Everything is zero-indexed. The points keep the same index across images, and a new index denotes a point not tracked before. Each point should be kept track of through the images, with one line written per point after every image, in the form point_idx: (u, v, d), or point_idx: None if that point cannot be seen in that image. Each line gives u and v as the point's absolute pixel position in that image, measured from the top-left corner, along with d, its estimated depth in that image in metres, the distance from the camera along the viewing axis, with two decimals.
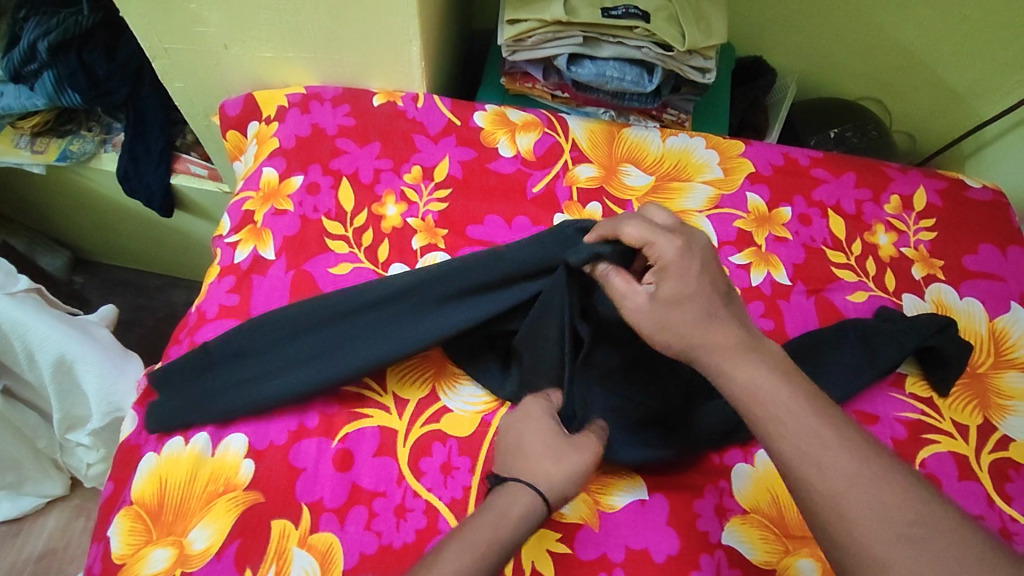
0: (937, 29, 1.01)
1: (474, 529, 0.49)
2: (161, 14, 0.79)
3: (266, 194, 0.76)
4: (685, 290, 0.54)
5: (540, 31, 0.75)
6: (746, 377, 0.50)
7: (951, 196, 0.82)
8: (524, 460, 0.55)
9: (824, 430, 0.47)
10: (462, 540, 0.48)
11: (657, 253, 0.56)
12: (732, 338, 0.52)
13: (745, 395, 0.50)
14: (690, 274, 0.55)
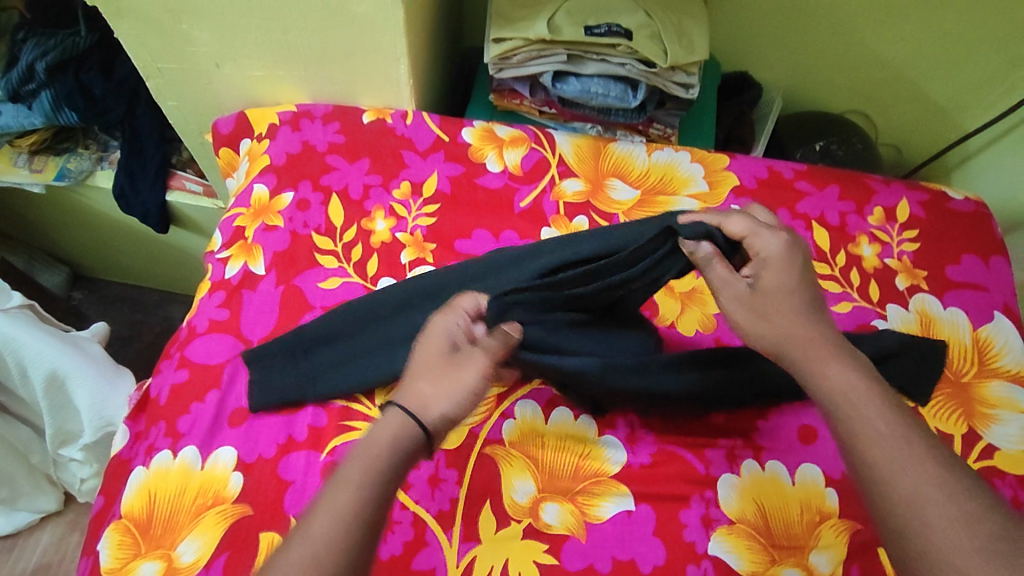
0: (918, 43, 1.02)
1: (350, 466, 0.47)
2: (154, 34, 0.81)
3: (257, 210, 0.77)
4: (786, 287, 0.57)
5: (525, 49, 0.77)
6: (838, 378, 0.53)
7: (933, 207, 0.83)
8: (405, 383, 0.51)
9: (912, 438, 0.49)
10: (339, 481, 0.46)
11: (758, 250, 0.59)
12: (825, 338, 0.55)
13: (839, 397, 0.52)
14: (794, 273, 0.58)
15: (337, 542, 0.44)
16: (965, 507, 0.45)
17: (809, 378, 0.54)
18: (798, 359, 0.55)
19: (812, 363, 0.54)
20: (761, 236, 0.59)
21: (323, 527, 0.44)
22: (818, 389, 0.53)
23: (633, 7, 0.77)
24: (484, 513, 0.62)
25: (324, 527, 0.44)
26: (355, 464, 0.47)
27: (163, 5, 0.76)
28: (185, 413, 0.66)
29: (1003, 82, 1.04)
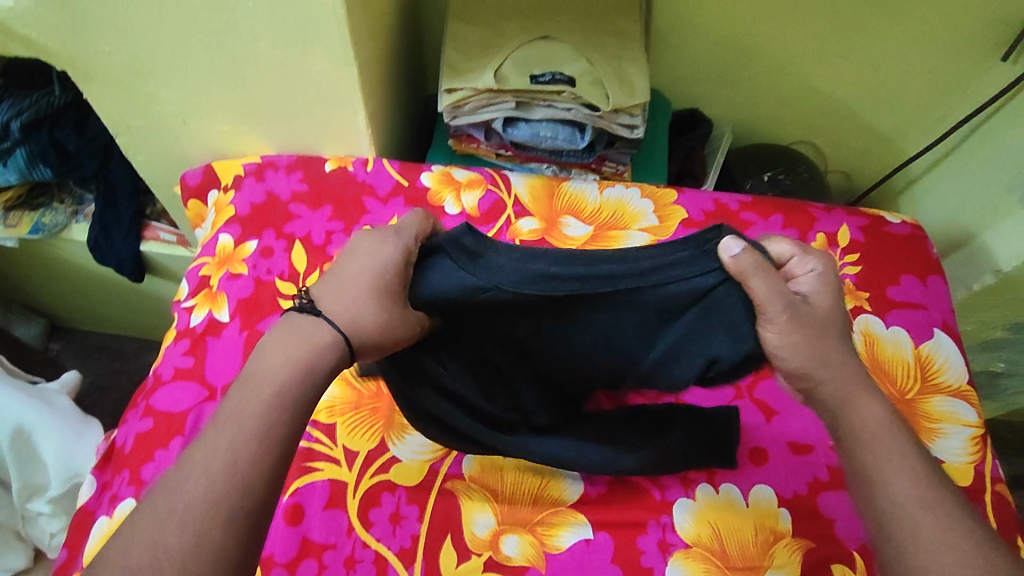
0: (853, 77, 1.09)
1: (249, 390, 0.47)
2: (122, 95, 0.84)
3: (222, 258, 0.80)
4: (829, 317, 0.55)
5: (475, 98, 0.83)
6: (869, 415, 0.53)
7: (873, 232, 0.88)
8: (337, 299, 0.51)
9: (925, 472, 0.51)
10: (239, 403, 0.47)
11: (809, 271, 0.55)
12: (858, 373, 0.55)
13: (860, 429, 0.53)
14: (835, 304, 0.55)
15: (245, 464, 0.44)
16: (962, 528, 0.48)
17: (839, 412, 0.54)
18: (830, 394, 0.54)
19: (844, 397, 0.54)
20: (808, 261, 0.55)
21: (227, 450, 0.44)
22: (847, 421, 0.54)
23: (575, 56, 0.83)
24: (445, 547, 0.63)
25: (228, 449, 0.45)
26: (257, 385, 0.47)
27: (129, 67, 0.80)
28: (149, 461, 0.67)
29: (936, 110, 1.10)
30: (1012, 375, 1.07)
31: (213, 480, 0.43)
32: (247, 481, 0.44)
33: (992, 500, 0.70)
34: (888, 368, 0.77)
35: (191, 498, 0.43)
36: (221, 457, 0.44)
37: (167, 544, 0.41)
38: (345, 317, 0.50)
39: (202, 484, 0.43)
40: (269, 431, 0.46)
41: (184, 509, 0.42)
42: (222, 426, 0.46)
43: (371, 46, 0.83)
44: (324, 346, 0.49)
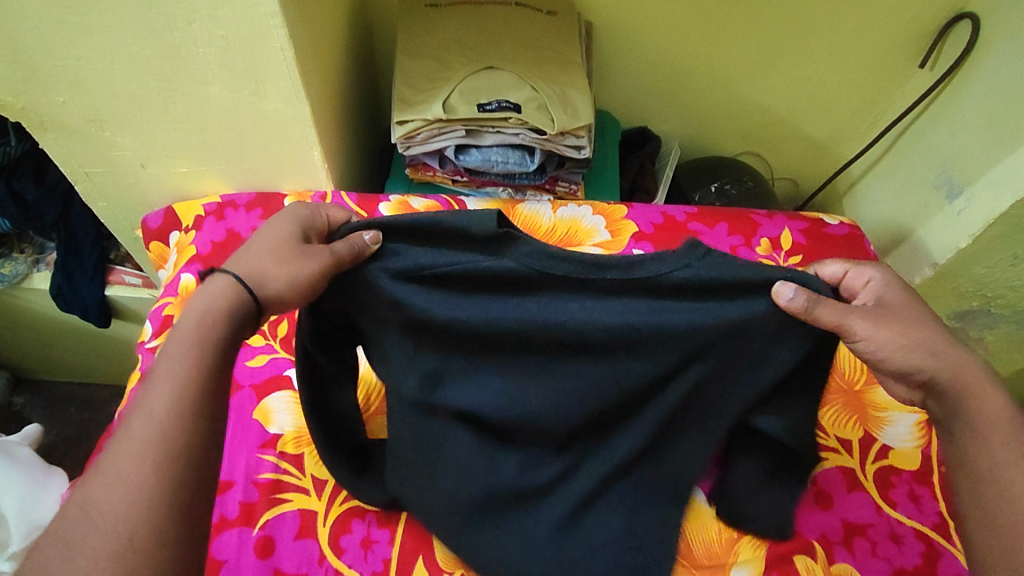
0: (789, 90, 1.15)
1: (178, 348, 0.51)
2: (78, 142, 0.86)
3: (185, 297, 0.81)
4: (909, 313, 0.57)
5: (426, 128, 0.86)
6: (990, 407, 0.56)
7: (814, 234, 0.92)
8: (253, 254, 0.55)
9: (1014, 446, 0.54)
10: (168, 358, 0.50)
11: (867, 280, 0.58)
12: (963, 352, 0.57)
13: (984, 422, 0.55)
14: (906, 299, 0.58)
15: (182, 409, 0.48)
16: None
17: (960, 404, 0.56)
18: (946, 378, 0.56)
19: (959, 378, 0.56)
20: (863, 270, 0.58)
21: (162, 399, 0.48)
22: (970, 420, 0.55)
23: (520, 84, 0.87)
24: (418, 566, 0.64)
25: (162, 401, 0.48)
26: (181, 342, 0.51)
27: (84, 116, 0.82)
28: None
29: (868, 116, 1.17)
30: None
31: (155, 418, 0.47)
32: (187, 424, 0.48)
33: (940, 481, 0.73)
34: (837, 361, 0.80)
35: (136, 446, 0.46)
36: (160, 408, 0.48)
37: (122, 489, 0.45)
38: (240, 265, 0.55)
39: (147, 431, 0.47)
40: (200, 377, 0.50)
41: (131, 459, 0.46)
42: (156, 384, 0.49)
43: (324, 85, 0.86)
44: (228, 290, 0.54)
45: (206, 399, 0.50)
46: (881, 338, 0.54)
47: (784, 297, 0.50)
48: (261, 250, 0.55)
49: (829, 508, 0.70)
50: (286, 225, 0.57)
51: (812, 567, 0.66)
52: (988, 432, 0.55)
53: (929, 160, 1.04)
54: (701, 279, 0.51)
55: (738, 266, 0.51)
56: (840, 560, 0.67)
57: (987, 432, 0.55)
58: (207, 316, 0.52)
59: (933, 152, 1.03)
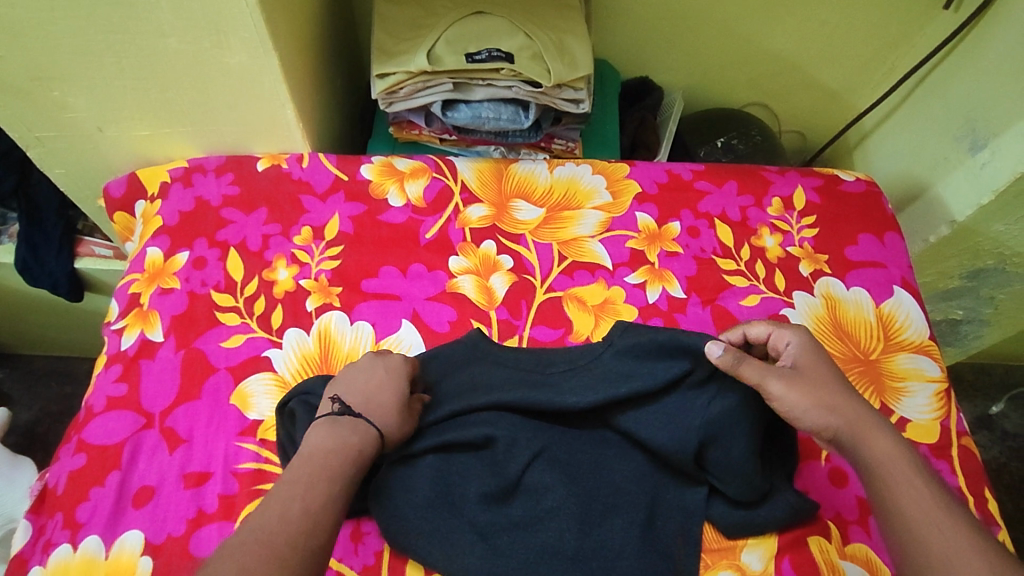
0: (800, 35, 1.07)
1: (328, 455, 0.52)
2: (26, 103, 0.77)
3: (152, 274, 0.75)
4: (824, 371, 0.60)
5: (409, 82, 0.79)
6: (885, 448, 0.56)
7: (827, 192, 0.86)
8: (376, 411, 0.58)
9: (920, 488, 0.53)
10: (304, 464, 0.51)
11: (787, 342, 0.62)
12: (865, 411, 0.59)
13: (877, 462, 0.55)
14: (820, 360, 0.61)
15: (325, 514, 0.49)
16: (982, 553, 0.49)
17: (854, 446, 0.57)
18: (845, 432, 0.57)
19: (856, 429, 0.57)
20: (784, 333, 0.62)
21: (299, 506, 0.48)
22: (863, 459, 0.56)
23: (512, 31, 0.79)
24: (410, 562, 0.60)
25: (302, 507, 0.48)
26: (318, 456, 0.52)
27: (27, 74, 0.73)
28: (85, 501, 0.61)
29: (884, 63, 1.10)
30: (971, 321, 1.12)
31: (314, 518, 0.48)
32: (327, 526, 0.48)
33: (959, 455, 0.69)
34: (852, 331, 0.75)
35: (275, 549, 0.45)
36: (296, 514, 0.47)
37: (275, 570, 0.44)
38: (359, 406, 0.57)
39: (291, 530, 0.46)
40: (338, 485, 0.51)
41: (285, 543, 0.46)
42: (293, 492, 0.49)
43: (295, 36, 0.78)
44: (367, 437, 0.55)
45: (344, 499, 0.51)
46: (795, 395, 0.58)
47: (715, 356, 0.60)
48: (389, 410, 0.58)
49: (844, 486, 0.66)
50: (403, 386, 0.60)
51: (827, 550, 0.62)
52: (890, 477, 0.54)
53: (951, 109, 0.97)
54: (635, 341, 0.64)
55: (662, 339, 0.63)
56: (856, 540, 0.63)
57: (888, 476, 0.54)
58: (362, 456, 0.54)
59: (956, 102, 0.96)
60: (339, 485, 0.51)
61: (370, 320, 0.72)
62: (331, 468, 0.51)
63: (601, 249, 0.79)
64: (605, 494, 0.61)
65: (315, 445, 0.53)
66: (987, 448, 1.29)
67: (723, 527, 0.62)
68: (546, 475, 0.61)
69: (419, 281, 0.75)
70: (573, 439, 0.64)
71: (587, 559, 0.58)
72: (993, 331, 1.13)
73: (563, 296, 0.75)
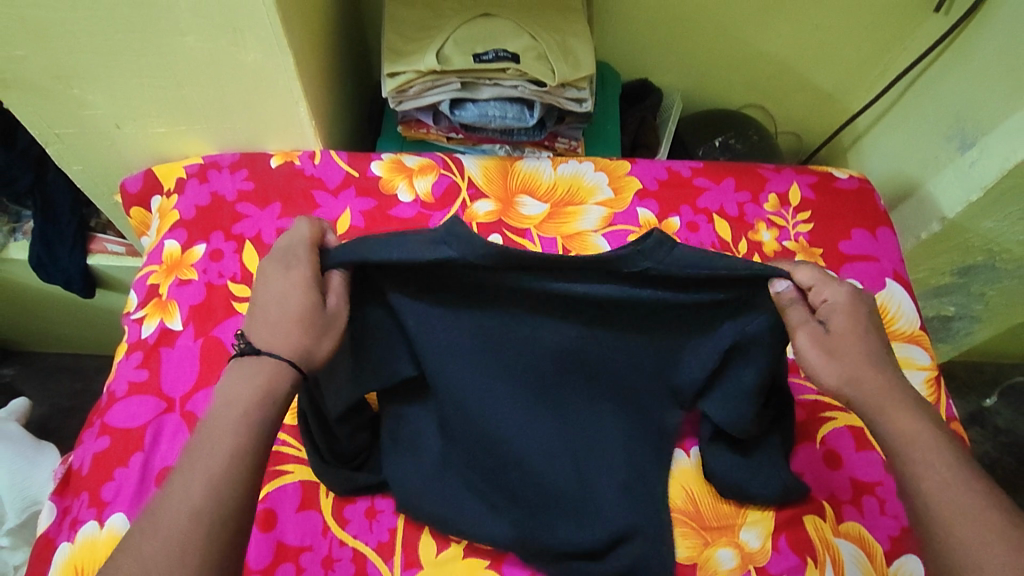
0: (795, 38, 1.10)
1: (224, 409, 0.48)
2: (47, 101, 0.80)
3: (169, 266, 0.77)
4: (855, 337, 0.55)
5: (419, 81, 0.82)
6: (909, 426, 0.52)
7: (822, 188, 0.89)
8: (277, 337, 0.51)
9: (955, 472, 0.49)
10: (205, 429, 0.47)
11: (823, 299, 0.56)
12: (892, 384, 0.54)
13: (902, 444, 0.52)
14: (859, 326, 0.56)
15: (230, 481, 0.45)
16: None
17: (876, 421, 0.53)
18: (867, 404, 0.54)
19: (875, 405, 0.54)
20: (826, 289, 0.56)
21: (201, 474, 0.45)
22: (886, 435, 0.53)
23: (518, 32, 0.82)
24: (423, 537, 0.63)
25: (203, 475, 0.45)
26: (218, 409, 0.48)
27: (50, 72, 0.76)
28: (110, 481, 0.64)
29: (876, 66, 1.13)
30: (962, 318, 1.15)
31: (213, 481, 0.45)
32: (235, 494, 0.45)
33: None
34: None
35: (177, 533, 0.43)
36: (195, 488, 0.44)
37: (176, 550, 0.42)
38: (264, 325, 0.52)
39: (194, 504, 0.44)
40: (245, 440, 0.47)
41: (186, 521, 0.43)
42: (191, 461, 0.46)
43: (308, 37, 0.81)
44: (275, 371, 0.50)
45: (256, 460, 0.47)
46: (812, 355, 0.55)
47: (776, 290, 0.57)
48: (290, 326, 0.51)
49: (839, 468, 0.68)
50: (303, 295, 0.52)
51: (823, 528, 0.65)
52: (920, 456, 0.50)
53: (942, 109, 1.00)
54: (675, 270, 0.53)
55: (718, 263, 0.53)
56: (849, 518, 0.66)
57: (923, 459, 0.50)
58: (267, 393, 0.49)
59: (946, 102, 0.99)
60: (245, 437, 0.47)
61: None
62: (231, 421, 0.47)
63: (604, 243, 0.81)
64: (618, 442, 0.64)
65: (222, 396, 0.49)
66: (979, 444, 1.32)
67: (719, 490, 0.65)
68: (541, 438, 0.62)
69: None
70: (572, 401, 0.63)
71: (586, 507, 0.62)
72: (983, 328, 1.16)
73: None
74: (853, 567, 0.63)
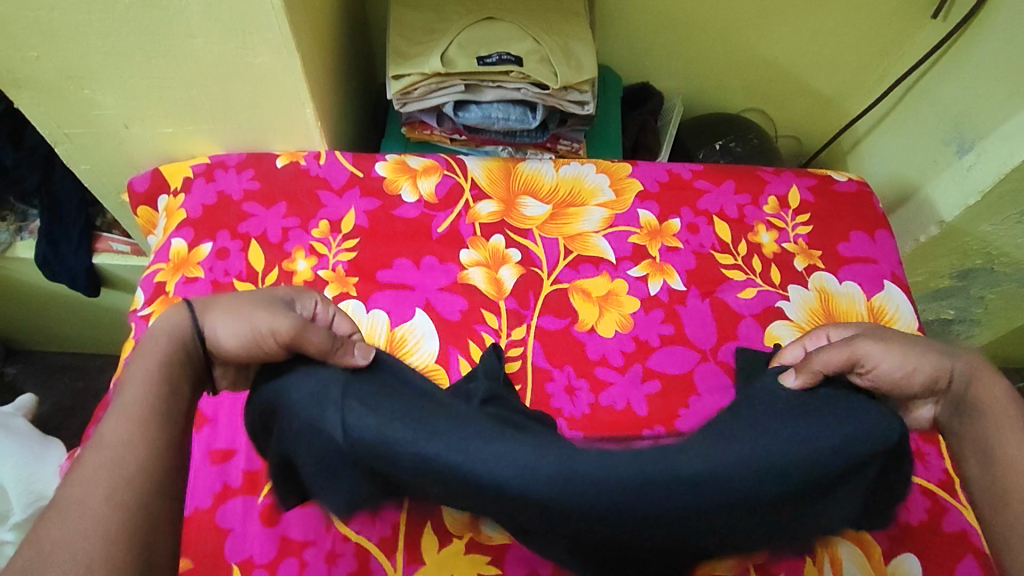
0: (795, 43, 1.11)
1: (143, 359, 0.51)
2: (57, 101, 0.81)
3: (176, 263, 0.78)
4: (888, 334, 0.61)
5: (423, 83, 0.83)
6: (986, 389, 0.57)
7: (821, 191, 0.90)
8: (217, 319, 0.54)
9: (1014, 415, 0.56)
10: (117, 409, 0.48)
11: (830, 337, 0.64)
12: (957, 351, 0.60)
13: (986, 402, 0.57)
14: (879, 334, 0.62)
15: (144, 423, 0.47)
16: None
17: (971, 395, 0.57)
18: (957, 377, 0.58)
19: (965, 373, 0.58)
20: (821, 332, 0.65)
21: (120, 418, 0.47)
22: (981, 405, 0.57)
23: (521, 35, 0.83)
24: (426, 534, 0.63)
25: (121, 417, 0.47)
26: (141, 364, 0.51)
27: (61, 73, 0.77)
28: None
29: (875, 70, 1.14)
30: (962, 320, 1.16)
31: (127, 419, 0.47)
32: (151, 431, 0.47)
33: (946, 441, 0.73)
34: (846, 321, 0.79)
35: (99, 467, 0.44)
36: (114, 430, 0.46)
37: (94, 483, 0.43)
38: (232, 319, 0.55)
39: (115, 440, 0.46)
40: (159, 385, 0.50)
41: (103, 459, 0.45)
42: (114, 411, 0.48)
43: (315, 39, 0.82)
44: (180, 334, 0.53)
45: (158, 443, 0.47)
46: (893, 359, 0.57)
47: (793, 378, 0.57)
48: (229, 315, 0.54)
49: None
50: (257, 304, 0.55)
51: None
52: (996, 422, 0.56)
53: (940, 113, 1.01)
54: None
55: None
56: None
57: (997, 419, 0.56)
58: (175, 347, 0.52)
59: (945, 106, 1.00)
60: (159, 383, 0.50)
61: (385, 308, 0.75)
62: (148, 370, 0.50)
63: (605, 244, 0.82)
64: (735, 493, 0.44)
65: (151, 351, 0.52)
66: None
67: None
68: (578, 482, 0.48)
69: (431, 272, 0.79)
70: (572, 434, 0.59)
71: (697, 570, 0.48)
72: (983, 330, 1.17)
73: (570, 287, 0.79)
74: (851, 566, 0.64)
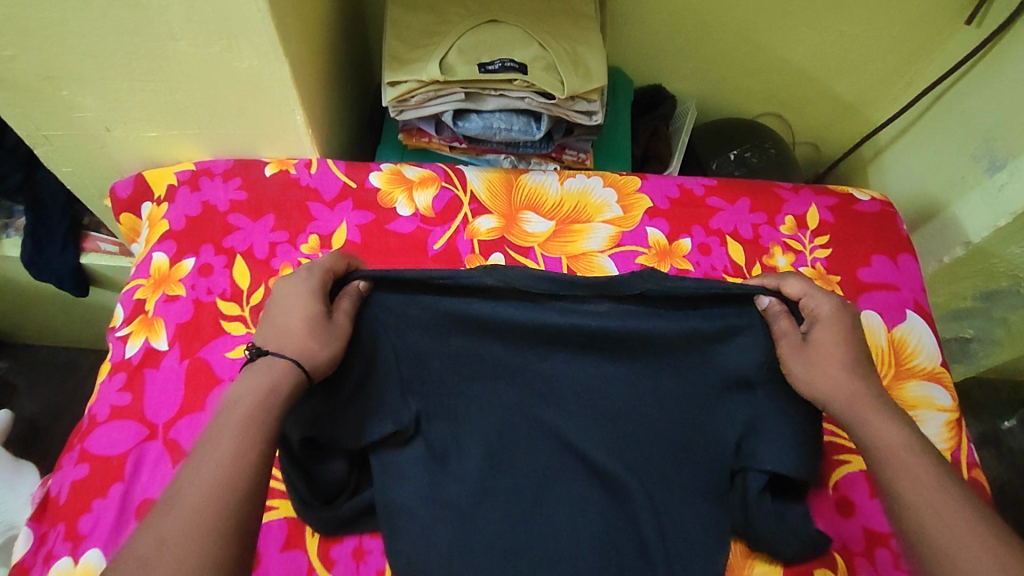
0: (818, 46, 1.05)
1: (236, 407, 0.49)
2: (34, 101, 0.77)
3: (157, 280, 0.74)
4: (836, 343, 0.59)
5: (421, 90, 0.78)
6: (882, 429, 0.54)
7: (842, 211, 0.85)
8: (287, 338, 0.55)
9: (927, 478, 0.50)
10: (203, 456, 0.46)
11: (812, 308, 0.62)
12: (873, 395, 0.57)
13: (881, 447, 0.53)
14: (842, 335, 0.60)
15: (236, 477, 0.45)
16: None
17: (856, 428, 0.55)
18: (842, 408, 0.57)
19: (857, 412, 0.56)
20: (817, 297, 0.62)
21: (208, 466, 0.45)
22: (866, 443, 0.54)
23: (526, 40, 0.78)
24: None
25: (209, 468, 0.45)
26: (235, 402, 0.49)
27: (37, 73, 0.72)
28: (87, 512, 0.61)
29: (901, 77, 1.08)
30: (981, 340, 1.10)
31: (217, 474, 0.45)
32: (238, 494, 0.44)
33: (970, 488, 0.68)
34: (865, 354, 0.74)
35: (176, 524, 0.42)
36: (201, 482, 0.44)
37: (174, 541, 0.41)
38: (289, 348, 0.54)
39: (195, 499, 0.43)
40: (249, 436, 0.47)
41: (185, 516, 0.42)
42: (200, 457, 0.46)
43: (307, 41, 0.77)
44: (284, 370, 0.52)
45: (266, 456, 0.48)
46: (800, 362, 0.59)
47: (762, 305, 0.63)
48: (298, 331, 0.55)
49: (852, 517, 0.65)
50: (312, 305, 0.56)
51: None
52: (891, 463, 0.52)
53: (970, 126, 0.95)
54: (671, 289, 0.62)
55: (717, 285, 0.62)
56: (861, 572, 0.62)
57: (895, 469, 0.51)
58: (271, 391, 0.50)
59: (976, 119, 0.94)
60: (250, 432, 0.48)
61: None
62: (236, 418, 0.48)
63: (610, 265, 0.78)
64: (662, 449, 0.62)
65: (239, 392, 0.50)
66: (991, 468, 1.29)
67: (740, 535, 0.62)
68: (560, 452, 0.62)
69: None
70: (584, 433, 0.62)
71: (653, 544, 0.58)
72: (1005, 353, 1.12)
73: None
74: None
